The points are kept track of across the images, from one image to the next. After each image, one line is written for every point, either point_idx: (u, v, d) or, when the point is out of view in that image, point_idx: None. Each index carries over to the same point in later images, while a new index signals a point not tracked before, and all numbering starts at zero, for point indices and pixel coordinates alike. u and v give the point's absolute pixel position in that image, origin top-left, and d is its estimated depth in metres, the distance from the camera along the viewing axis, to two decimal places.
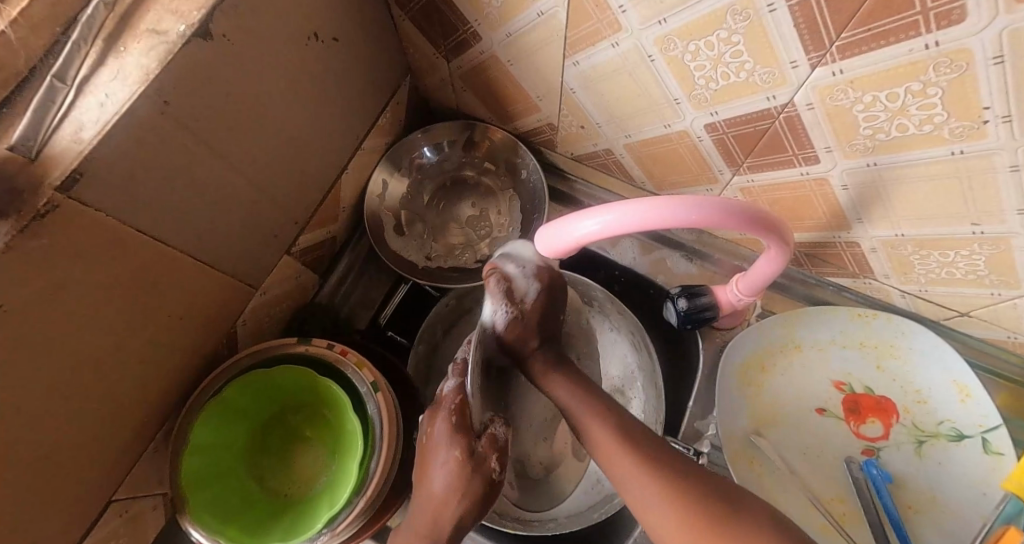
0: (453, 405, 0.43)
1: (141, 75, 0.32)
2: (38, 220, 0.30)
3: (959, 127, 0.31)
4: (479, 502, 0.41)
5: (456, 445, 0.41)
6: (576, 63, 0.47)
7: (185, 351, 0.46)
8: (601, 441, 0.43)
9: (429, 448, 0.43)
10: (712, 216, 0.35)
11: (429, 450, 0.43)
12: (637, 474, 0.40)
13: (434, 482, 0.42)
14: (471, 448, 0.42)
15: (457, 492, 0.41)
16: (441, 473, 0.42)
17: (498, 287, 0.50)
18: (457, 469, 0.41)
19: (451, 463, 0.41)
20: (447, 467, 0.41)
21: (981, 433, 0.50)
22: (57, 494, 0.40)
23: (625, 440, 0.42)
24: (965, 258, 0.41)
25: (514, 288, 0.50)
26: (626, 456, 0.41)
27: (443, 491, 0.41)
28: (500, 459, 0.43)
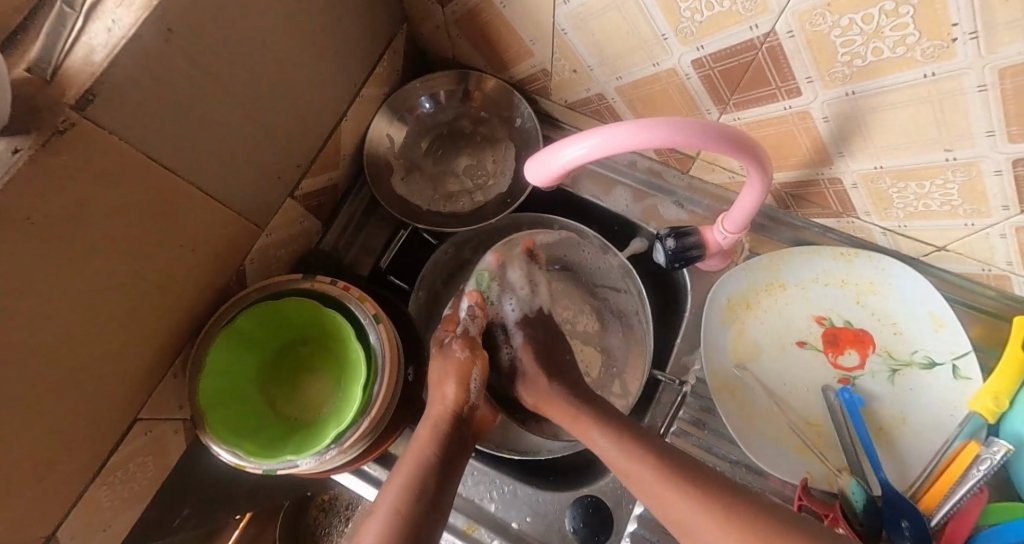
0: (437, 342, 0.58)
1: (145, 1, 0.33)
2: (58, 136, 0.31)
3: (930, 47, 0.33)
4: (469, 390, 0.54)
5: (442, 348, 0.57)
6: (567, 2, 0.48)
7: (197, 284, 0.49)
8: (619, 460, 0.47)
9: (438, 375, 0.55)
10: (690, 137, 0.37)
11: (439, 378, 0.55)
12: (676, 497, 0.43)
13: (443, 393, 0.53)
14: (441, 344, 0.57)
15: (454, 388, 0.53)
16: (445, 385, 0.53)
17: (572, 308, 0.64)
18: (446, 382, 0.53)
19: (451, 390, 0.53)
20: (448, 377, 0.54)
21: (953, 360, 0.52)
22: (84, 408, 0.42)
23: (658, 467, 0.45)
24: (939, 188, 0.43)
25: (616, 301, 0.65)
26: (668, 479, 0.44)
27: (450, 391, 0.53)
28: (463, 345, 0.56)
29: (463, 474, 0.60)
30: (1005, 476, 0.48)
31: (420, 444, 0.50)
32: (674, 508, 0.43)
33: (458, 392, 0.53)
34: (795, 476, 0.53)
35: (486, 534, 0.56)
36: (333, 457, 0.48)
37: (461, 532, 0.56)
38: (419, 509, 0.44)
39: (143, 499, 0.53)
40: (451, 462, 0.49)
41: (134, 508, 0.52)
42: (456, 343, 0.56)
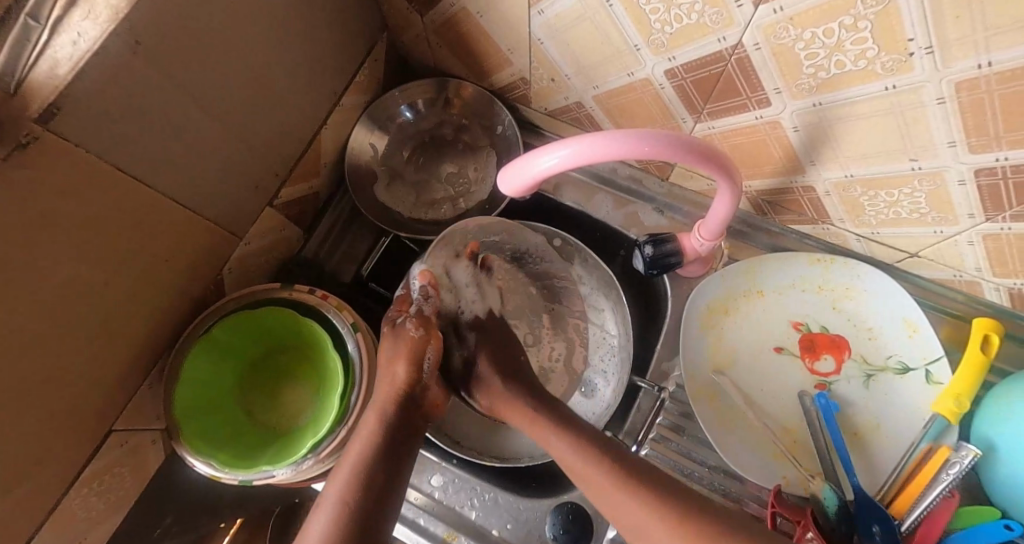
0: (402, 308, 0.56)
1: (111, 14, 0.33)
2: (20, 150, 0.31)
3: (889, 61, 0.34)
4: (419, 370, 0.50)
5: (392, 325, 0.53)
6: (541, 12, 0.48)
7: (173, 294, 0.48)
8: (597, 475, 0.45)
9: (393, 348, 0.51)
10: (658, 147, 0.37)
11: (394, 352, 0.51)
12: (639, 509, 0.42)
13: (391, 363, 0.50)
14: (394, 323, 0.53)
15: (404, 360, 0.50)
16: (389, 358, 0.51)
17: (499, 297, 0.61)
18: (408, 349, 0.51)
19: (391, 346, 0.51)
20: (394, 349, 0.51)
21: (926, 365, 0.53)
22: (55, 420, 0.42)
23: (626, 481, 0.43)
24: (907, 196, 0.44)
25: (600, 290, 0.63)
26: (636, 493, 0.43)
27: (399, 371, 0.49)
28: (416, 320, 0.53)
29: (443, 481, 0.60)
30: (974, 478, 0.49)
31: (368, 431, 0.46)
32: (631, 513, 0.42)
33: (408, 374, 0.49)
34: (771, 481, 0.54)
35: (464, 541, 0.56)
36: (310, 466, 0.48)
37: (441, 539, 0.57)
38: (368, 500, 0.41)
39: (120, 510, 0.53)
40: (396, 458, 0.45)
41: (111, 518, 0.52)
42: (410, 320, 0.53)
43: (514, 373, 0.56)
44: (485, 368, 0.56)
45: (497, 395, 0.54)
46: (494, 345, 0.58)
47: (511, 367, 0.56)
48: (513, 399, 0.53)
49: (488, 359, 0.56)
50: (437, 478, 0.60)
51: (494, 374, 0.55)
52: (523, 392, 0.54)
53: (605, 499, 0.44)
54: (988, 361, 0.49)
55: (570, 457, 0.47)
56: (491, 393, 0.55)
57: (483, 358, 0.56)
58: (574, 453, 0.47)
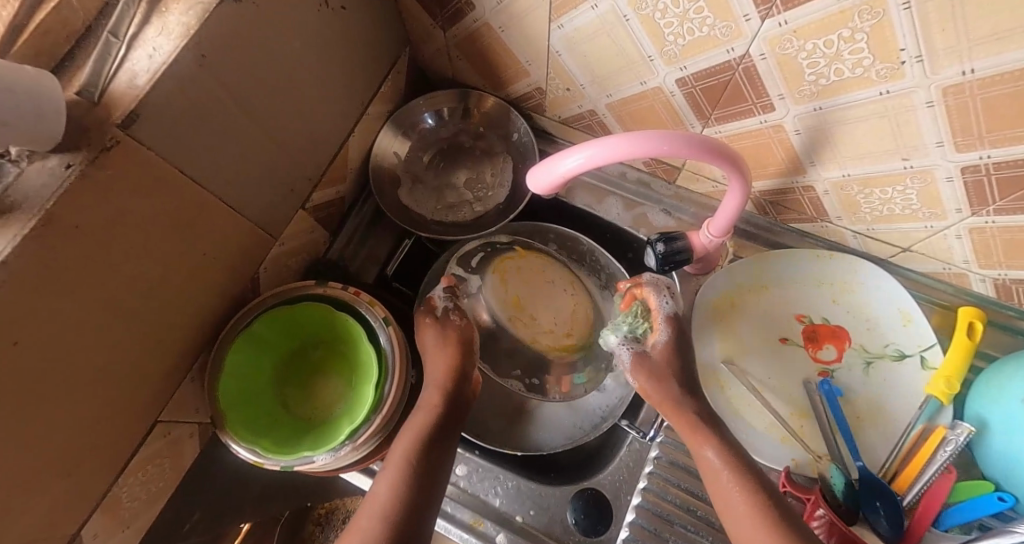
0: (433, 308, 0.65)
1: (182, 30, 0.37)
2: (104, 153, 0.35)
3: (883, 69, 0.38)
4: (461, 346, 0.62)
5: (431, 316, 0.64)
6: (560, 27, 0.52)
7: (216, 290, 0.51)
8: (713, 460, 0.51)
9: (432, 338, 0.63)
10: (675, 145, 0.41)
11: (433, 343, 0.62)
12: (745, 513, 0.48)
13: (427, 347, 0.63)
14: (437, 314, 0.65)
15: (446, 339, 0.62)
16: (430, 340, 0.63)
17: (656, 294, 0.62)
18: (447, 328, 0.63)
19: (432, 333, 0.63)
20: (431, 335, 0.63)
21: (921, 351, 0.57)
22: (112, 409, 0.44)
23: (732, 464, 0.50)
24: (901, 194, 0.48)
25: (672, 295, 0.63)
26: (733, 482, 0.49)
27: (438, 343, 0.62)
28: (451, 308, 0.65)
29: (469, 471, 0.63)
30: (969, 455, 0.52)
31: (418, 424, 0.54)
32: (736, 515, 0.48)
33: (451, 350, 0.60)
34: (780, 463, 0.57)
35: (491, 527, 0.59)
36: (347, 453, 0.50)
37: (468, 525, 0.59)
38: (403, 517, 0.48)
39: (159, 502, 0.55)
40: (435, 465, 0.52)
41: (151, 508, 0.54)
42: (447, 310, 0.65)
43: (689, 378, 0.58)
44: (662, 356, 0.59)
45: (661, 389, 0.58)
46: (678, 342, 0.60)
47: (688, 377, 0.58)
48: (668, 390, 0.57)
49: (665, 361, 0.59)
50: (461, 468, 0.63)
51: (665, 369, 0.58)
52: (698, 404, 0.56)
53: (729, 501, 0.49)
54: (975, 345, 0.54)
55: (723, 473, 0.50)
56: (651, 368, 0.59)
57: (658, 357, 0.59)
58: (726, 469, 0.50)
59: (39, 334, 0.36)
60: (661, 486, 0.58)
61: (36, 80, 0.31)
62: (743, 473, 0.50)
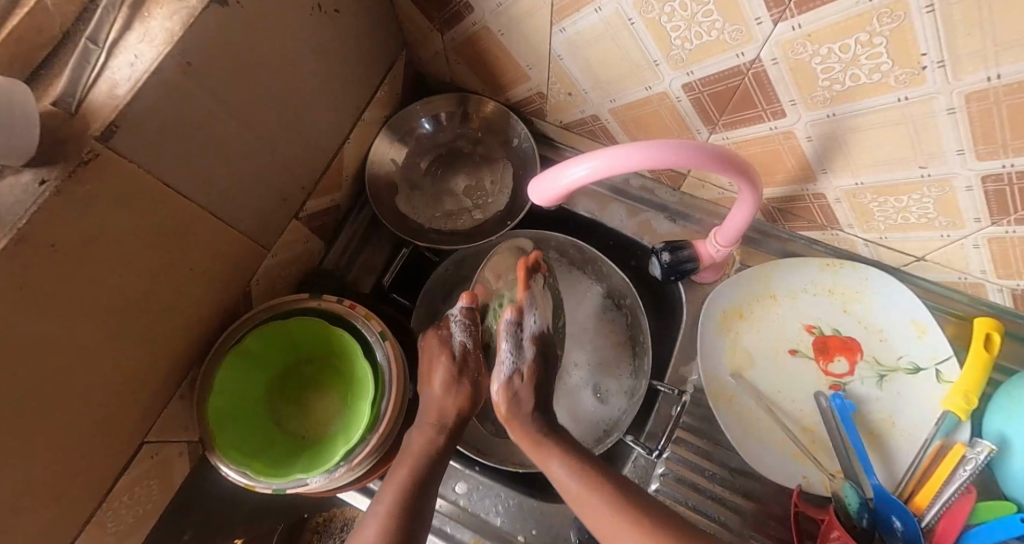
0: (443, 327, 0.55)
1: (166, 36, 0.35)
2: (83, 166, 0.33)
3: (903, 74, 0.36)
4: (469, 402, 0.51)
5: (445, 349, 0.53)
6: (562, 30, 0.50)
7: (205, 305, 0.49)
8: (569, 482, 0.47)
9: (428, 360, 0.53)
10: (685, 156, 0.39)
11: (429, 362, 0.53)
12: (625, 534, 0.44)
13: (433, 386, 0.51)
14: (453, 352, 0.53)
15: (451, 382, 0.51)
16: (438, 376, 0.51)
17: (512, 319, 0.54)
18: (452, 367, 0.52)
19: (444, 372, 0.51)
20: (440, 376, 0.51)
21: (936, 364, 0.55)
22: (94, 431, 0.42)
23: (591, 479, 0.47)
24: (917, 202, 0.46)
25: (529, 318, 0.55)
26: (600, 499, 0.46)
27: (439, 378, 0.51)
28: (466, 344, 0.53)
29: (468, 488, 0.61)
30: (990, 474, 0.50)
31: (395, 487, 0.46)
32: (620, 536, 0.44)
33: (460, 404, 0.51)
34: (790, 480, 0.55)
35: None
36: (343, 474, 0.49)
37: None
38: None
39: (147, 523, 0.53)
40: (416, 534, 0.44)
41: (138, 530, 0.52)
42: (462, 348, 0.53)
43: (545, 407, 0.52)
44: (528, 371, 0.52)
45: (518, 423, 0.50)
46: (542, 360, 0.53)
47: (546, 394, 0.52)
48: (527, 425, 0.50)
49: (535, 388, 0.51)
50: (459, 484, 0.61)
51: (531, 398, 0.51)
52: (542, 420, 0.50)
53: (593, 513, 0.46)
54: (992, 358, 0.52)
55: (574, 485, 0.47)
56: (523, 418, 0.50)
57: (530, 376, 0.51)
58: (576, 483, 0.47)
59: (16, 357, 0.34)
60: None
61: (8, 91, 0.30)
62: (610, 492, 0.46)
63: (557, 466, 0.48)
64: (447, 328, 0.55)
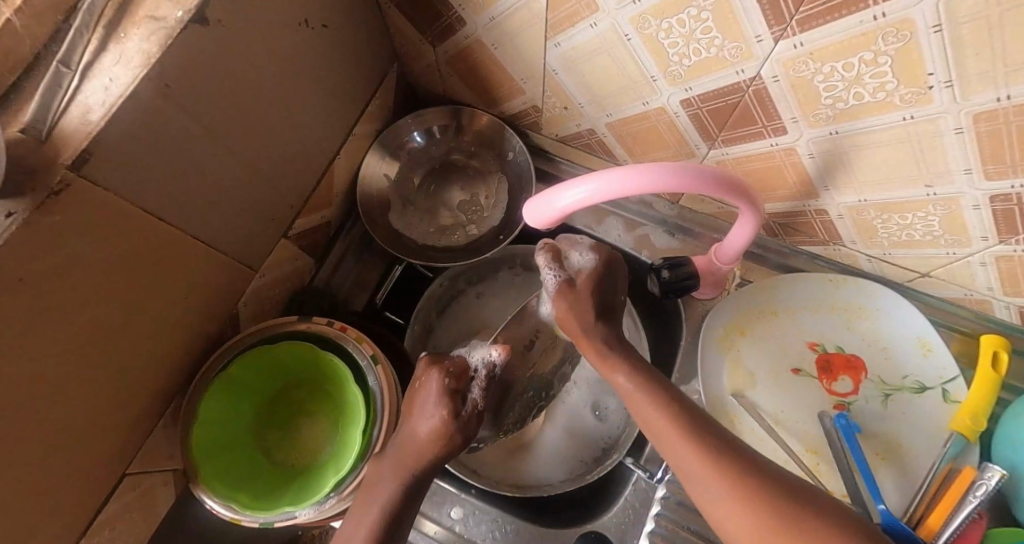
0: (453, 367, 0.45)
1: (142, 59, 0.34)
2: (52, 198, 0.31)
3: (908, 93, 0.35)
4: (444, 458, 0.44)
5: (445, 405, 0.43)
6: (557, 45, 0.49)
7: (188, 331, 0.48)
8: (647, 413, 0.42)
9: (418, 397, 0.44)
10: (684, 179, 0.38)
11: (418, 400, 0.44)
12: (709, 478, 0.38)
13: (420, 427, 0.43)
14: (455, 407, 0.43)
15: (435, 439, 0.43)
16: (429, 421, 0.43)
17: (547, 263, 0.49)
18: (442, 425, 0.42)
19: (439, 418, 0.43)
20: (432, 422, 0.43)
21: (942, 384, 0.54)
22: (71, 466, 0.41)
23: (672, 412, 0.41)
24: (922, 220, 0.45)
25: (568, 259, 0.50)
26: (674, 433, 0.40)
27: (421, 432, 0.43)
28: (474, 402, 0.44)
29: (464, 512, 0.60)
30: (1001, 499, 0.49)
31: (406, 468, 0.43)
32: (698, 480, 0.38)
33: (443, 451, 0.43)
34: None
35: None
36: (332, 506, 0.47)
37: None
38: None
39: None
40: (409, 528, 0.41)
41: None
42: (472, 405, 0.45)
43: (609, 312, 0.48)
44: (587, 280, 0.48)
45: (575, 312, 0.47)
46: (602, 274, 0.49)
47: (604, 302, 0.48)
48: (597, 341, 0.46)
49: (590, 288, 0.47)
50: (455, 509, 0.60)
51: (593, 309, 0.47)
52: (613, 330, 0.47)
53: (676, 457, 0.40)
54: (1000, 377, 0.50)
55: (653, 413, 0.42)
56: (575, 304, 0.47)
57: (584, 290, 0.47)
58: (658, 412, 0.42)
59: None
60: (671, 530, 0.53)
61: None
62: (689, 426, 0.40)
63: (624, 381, 0.45)
64: (457, 376, 0.44)
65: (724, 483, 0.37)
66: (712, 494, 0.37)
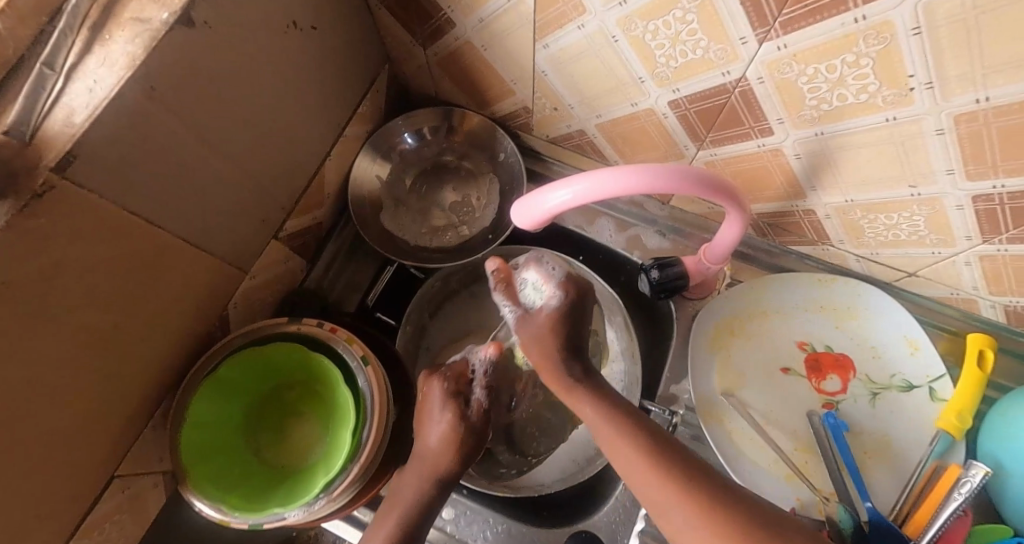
0: (449, 374, 0.52)
1: (128, 61, 0.34)
2: (36, 200, 0.31)
3: (890, 95, 0.35)
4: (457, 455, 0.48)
5: (449, 406, 0.49)
6: (546, 47, 0.49)
7: (178, 333, 0.48)
8: (599, 424, 0.45)
9: (425, 406, 0.50)
10: (668, 181, 0.38)
11: (425, 409, 0.50)
12: (662, 493, 0.39)
13: (430, 435, 0.49)
14: (458, 407, 0.50)
15: (449, 442, 0.48)
16: (437, 428, 0.49)
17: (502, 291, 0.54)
18: (451, 426, 0.48)
19: (446, 421, 0.49)
20: (441, 428, 0.49)
21: (929, 382, 0.54)
22: (59, 469, 0.41)
23: (620, 423, 0.44)
24: (907, 220, 0.45)
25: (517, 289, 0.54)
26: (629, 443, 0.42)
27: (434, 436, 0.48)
28: (476, 401, 0.51)
29: (455, 512, 0.60)
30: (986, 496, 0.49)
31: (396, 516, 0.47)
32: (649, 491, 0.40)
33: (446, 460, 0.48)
34: (784, 504, 0.54)
35: None
36: (323, 506, 0.48)
37: None
38: None
39: None
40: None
41: None
42: (475, 406, 0.51)
43: (575, 350, 0.50)
44: (547, 321, 0.50)
45: (541, 345, 0.50)
46: (572, 306, 0.51)
47: (572, 340, 0.50)
48: (559, 374, 0.48)
49: (550, 326, 0.50)
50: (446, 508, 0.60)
51: (558, 346, 0.49)
52: (575, 368, 0.49)
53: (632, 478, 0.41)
54: (986, 376, 0.51)
55: (602, 427, 0.44)
56: (538, 335, 0.50)
57: (545, 323, 0.50)
58: (605, 425, 0.44)
59: None
60: (659, 529, 0.53)
61: None
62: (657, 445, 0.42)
63: (589, 412, 0.46)
64: (454, 380, 0.51)
65: (682, 505, 0.38)
66: (675, 517, 0.38)
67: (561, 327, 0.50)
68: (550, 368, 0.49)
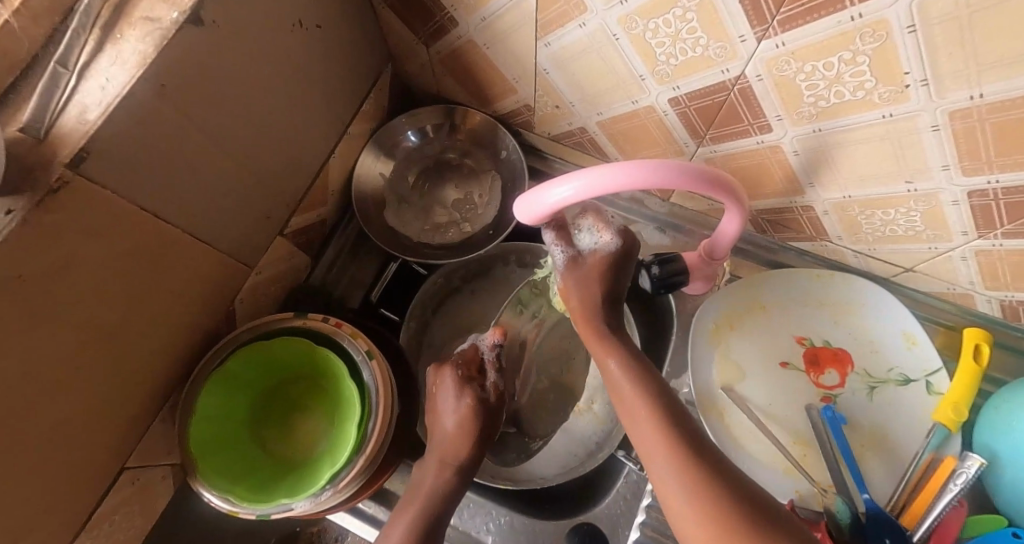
0: (461, 360, 0.55)
1: (138, 60, 0.34)
2: (50, 196, 0.32)
3: (887, 92, 0.36)
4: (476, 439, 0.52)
5: (464, 392, 0.53)
6: (548, 45, 0.50)
7: (186, 327, 0.48)
8: (621, 385, 0.47)
9: (440, 393, 0.54)
10: (667, 177, 0.39)
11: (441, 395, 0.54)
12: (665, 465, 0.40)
13: (447, 420, 0.53)
14: (474, 391, 0.53)
15: (466, 426, 0.52)
16: (454, 413, 0.53)
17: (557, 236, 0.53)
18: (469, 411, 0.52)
19: (464, 405, 0.53)
20: (457, 412, 0.53)
21: (926, 376, 0.55)
22: (71, 460, 0.42)
23: (642, 391, 0.46)
24: (904, 215, 0.46)
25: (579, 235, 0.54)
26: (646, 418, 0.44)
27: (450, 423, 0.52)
28: (493, 385, 0.55)
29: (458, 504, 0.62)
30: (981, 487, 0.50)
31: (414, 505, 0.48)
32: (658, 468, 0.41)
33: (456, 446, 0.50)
34: (783, 495, 0.55)
35: None
36: (329, 497, 0.48)
37: None
38: None
39: None
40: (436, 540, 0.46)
41: None
42: (490, 387, 0.55)
43: (614, 301, 0.53)
44: (597, 271, 0.53)
45: (585, 286, 0.53)
46: (617, 257, 0.53)
47: (613, 288, 0.53)
48: (597, 322, 0.52)
49: (598, 271, 0.53)
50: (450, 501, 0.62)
51: (602, 293, 0.53)
52: (614, 317, 0.53)
53: (651, 459, 0.42)
54: (982, 369, 0.51)
55: (625, 385, 0.47)
56: (583, 278, 0.53)
57: (592, 269, 0.53)
58: (628, 381, 0.47)
59: None
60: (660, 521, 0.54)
61: None
62: (674, 426, 0.43)
63: (614, 364, 0.49)
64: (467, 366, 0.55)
65: (684, 481, 0.39)
66: (672, 487, 0.39)
67: (604, 278, 0.53)
68: (584, 313, 0.53)
